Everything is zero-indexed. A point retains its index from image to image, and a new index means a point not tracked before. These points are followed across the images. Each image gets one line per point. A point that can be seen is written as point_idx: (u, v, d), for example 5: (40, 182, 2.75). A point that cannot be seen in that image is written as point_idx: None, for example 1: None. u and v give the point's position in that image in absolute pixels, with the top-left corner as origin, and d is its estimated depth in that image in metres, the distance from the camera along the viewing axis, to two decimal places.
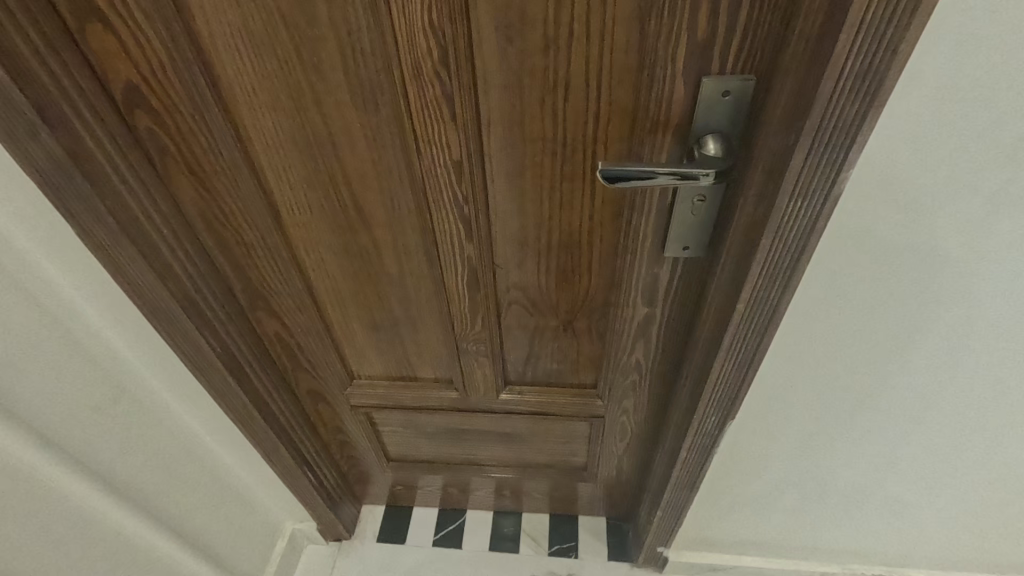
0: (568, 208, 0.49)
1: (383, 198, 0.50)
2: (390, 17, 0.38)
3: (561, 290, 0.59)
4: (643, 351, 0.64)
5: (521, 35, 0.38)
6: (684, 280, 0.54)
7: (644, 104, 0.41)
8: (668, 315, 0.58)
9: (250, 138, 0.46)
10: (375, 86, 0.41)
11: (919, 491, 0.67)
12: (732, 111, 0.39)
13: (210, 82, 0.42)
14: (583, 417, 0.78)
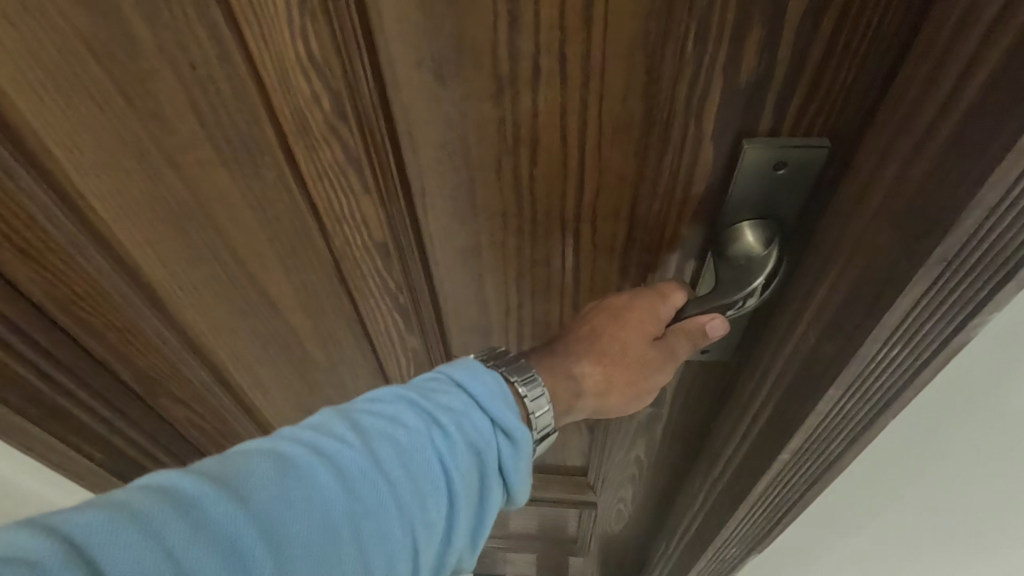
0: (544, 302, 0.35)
1: (294, 281, 0.36)
2: (246, 46, 0.24)
3: None
4: (649, 448, 0.51)
5: (457, 74, 0.24)
6: (700, 384, 0.40)
7: (651, 174, 0.27)
8: (677, 416, 0.45)
9: (91, 206, 0.32)
10: (251, 144, 0.28)
11: None
12: (788, 191, 0.25)
13: (10, 136, 0.28)
14: (570, 501, 0.65)
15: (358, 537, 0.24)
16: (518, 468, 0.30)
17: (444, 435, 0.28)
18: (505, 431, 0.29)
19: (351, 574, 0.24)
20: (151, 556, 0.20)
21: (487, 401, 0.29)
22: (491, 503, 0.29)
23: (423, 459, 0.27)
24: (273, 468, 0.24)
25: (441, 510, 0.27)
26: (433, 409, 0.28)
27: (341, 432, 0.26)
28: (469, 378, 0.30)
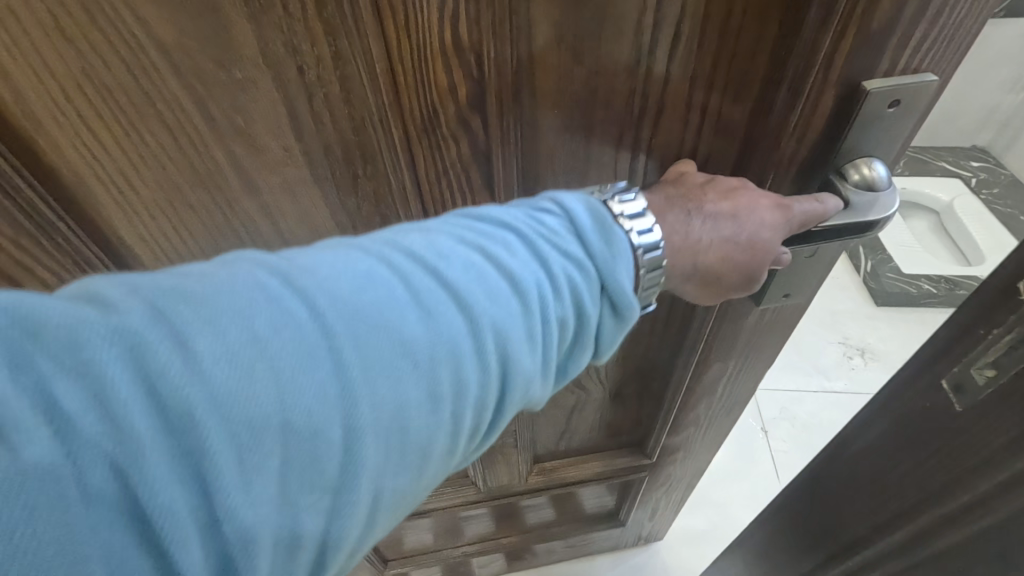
0: None
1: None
2: (383, 41, 0.22)
3: (611, 362, 0.48)
4: (706, 405, 0.53)
5: (597, 46, 0.23)
6: (770, 327, 0.43)
7: (762, 129, 0.27)
8: (741, 366, 0.47)
9: (136, 257, 0.27)
10: (354, 151, 0.25)
11: None
12: (894, 127, 0.26)
13: (40, 181, 0.23)
14: (619, 475, 0.65)
15: (457, 370, 0.19)
16: (615, 333, 0.23)
17: (552, 286, 0.21)
18: (622, 304, 0.22)
19: (442, 413, 0.19)
20: (236, 334, 0.16)
21: (609, 252, 0.22)
22: (577, 363, 0.23)
23: (524, 295, 0.20)
24: (370, 275, 0.18)
25: (543, 363, 0.21)
26: (546, 253, 0.21)
27: (442, 271, 0.19)
28: (585, 212, 0.22)
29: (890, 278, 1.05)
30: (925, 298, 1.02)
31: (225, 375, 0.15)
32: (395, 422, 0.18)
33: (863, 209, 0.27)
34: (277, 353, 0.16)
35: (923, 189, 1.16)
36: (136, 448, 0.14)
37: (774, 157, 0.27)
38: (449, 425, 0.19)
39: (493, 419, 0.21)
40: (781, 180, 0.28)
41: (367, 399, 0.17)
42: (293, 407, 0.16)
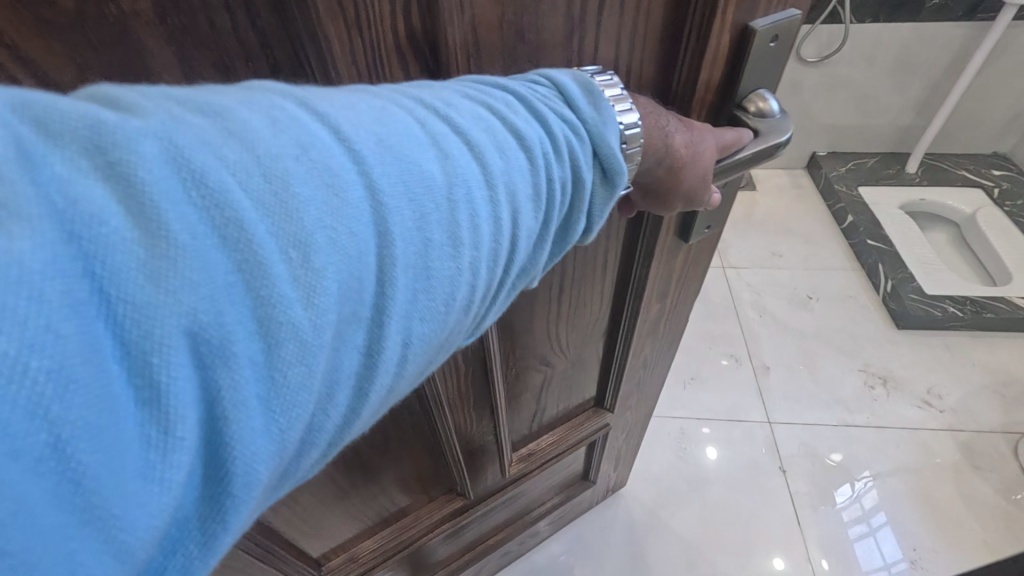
0: (592, 251, 0.57)
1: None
2: (336, 49, 0.32)
3: (571, 334, 0.70)
4: (650, 340, 0.78)
5: (524, 24, 0.35)
6: (687, 258, 0.66)
7: (691, 63, 0.40)
8: (672, 302, 0.73)
9: None
10: None
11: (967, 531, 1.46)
12: (764, 66, 0.42)
13: None
14: (574, 443, 0.94)
15: (453, 205, 0.29)
16: (606, 200, 0.36)
17: (555, 147, 0.32)
18: (610, 162, 0.34)
19: (447, 245, 0.29)
20: (270, 165, 0.25)
21: (600, 115, 0.34)
22: (577, 227, 0.36)
23: (529, 153, 0.32)
24: (403, 128, 0.28)
25: (531, 218, 0.32)
26: (545, 110, 0.33)
27: (452, 115, 0.30)
28: (579, 90, 0.34)
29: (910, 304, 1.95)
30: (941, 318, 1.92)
31: (255, 185, 0.24)
32: (415, 238, 0.28)
33: (765, 124, 0.43)
34: (325, 180, 0.26)
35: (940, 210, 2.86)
36: (176, 227, 0.22)
37: (693, 101, 0.42)
38: (450, 258, 0.29)
39: (488, 267, 0.31)
40: (704, 98, 0.42)
41: (397, 219, 0.27)
42: (330, 225, 0.25)
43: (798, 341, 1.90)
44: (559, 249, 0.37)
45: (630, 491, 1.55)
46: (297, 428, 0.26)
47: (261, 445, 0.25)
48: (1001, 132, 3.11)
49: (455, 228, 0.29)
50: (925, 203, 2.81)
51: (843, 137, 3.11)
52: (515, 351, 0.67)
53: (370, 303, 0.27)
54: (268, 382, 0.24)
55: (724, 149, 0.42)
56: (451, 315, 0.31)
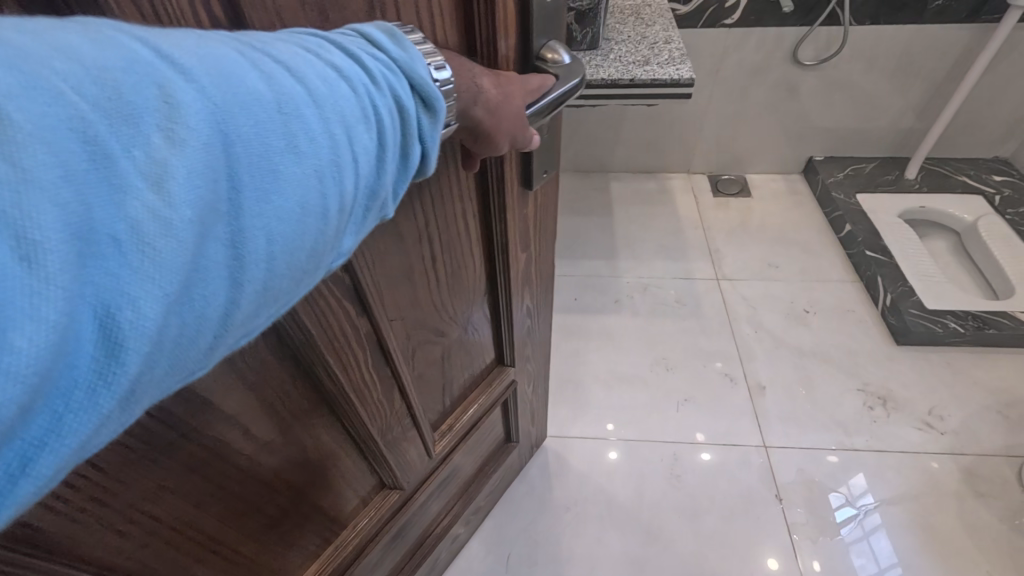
0: (452, 222, 0.84)
1: (274, 334, 0.67)
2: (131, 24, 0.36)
3: (458, 295, 0.98)
4: (528, 290, 1.16)
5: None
6: (525, 216, 0.98)
7: (490, 26, 0.58)
8: (529, 254, 1.08)
9: None
10: None
11: (909, 509, 1.95)
12: (543, 30, 0.64)
13: None
14: (485, 386, 1.29)
15: (287, 119, 0.32)
16: (433, 126, 0.42)
17: (372, 78, 0.38)
18: (427, 91, 0.41)
19: (291, 151, 0.32)
20: (100, 71, 0.26)
21: (407, 55, 0.40)
22: (412, 153, 0.41)
23: (349, 81, 0.36)
24: (223, 53, 0.31)
25: (367, 139, 0.37)
26: (359, 52, 0.38)
27: (270, 50, 0.34)
28: (382, 36, 0.41)
29: (910, 318, 2.39)
30: (953, 336, 2.37)
31: (93, 84, 0.25)
32: (255, 144, 0.30)
33: (562, 69, 0.65)
34: (162, 86, 0.27)
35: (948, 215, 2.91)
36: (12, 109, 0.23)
37: (499, 60, 0.61)
38: (294, 165, 0.32)
39: (337, 176, 0.35)
40: (509, 51, 0.62)
41: (233, 126, 0.29)
42: (177, 121, 0.27)
43: (792, 358, 2.41)
44: (400, 173, 0.42)
45: (571, 460, 2.13)
46: (171, 307, 0.27)
47: (147, 302, 0.26)
48: (1001, 139, 3.13)
49: (293, 137, 0.32)
50: (921, 211, 2.92)
51: (841, 140, 3.15)
52: (411, 330, 0.92)
53: (225, 194, 0.29)
54: (138, 253, 0.26)
55: (538, 89, 0.62)
56: (310, 218, 0.34)
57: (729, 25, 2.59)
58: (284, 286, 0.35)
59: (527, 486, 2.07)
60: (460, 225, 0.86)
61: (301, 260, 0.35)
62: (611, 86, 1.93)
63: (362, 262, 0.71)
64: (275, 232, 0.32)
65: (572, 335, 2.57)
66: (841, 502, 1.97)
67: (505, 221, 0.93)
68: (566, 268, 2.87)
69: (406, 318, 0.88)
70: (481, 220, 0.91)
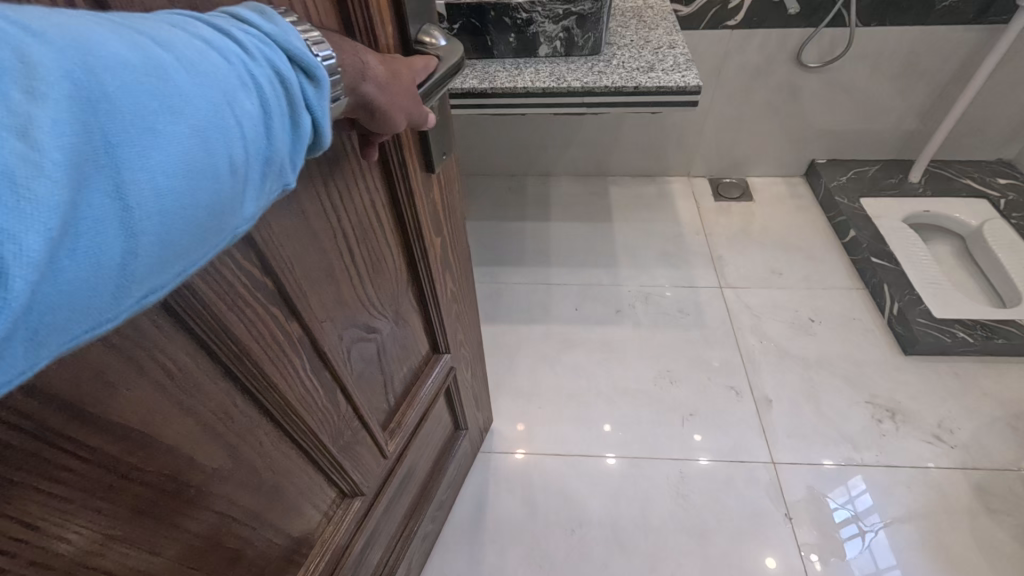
0: (365, 214, 0.83)
1: (205, 354, 0.61)
2: None
3: (385, 287, 0.98)
4: (447, 272, 1.21)
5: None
6: (433, 198, 1.01)
7: (366, 12, 0.64)
8: (441, 238, 1.12)
9: None
10: None
11: (921, 523, 1.91)
12: (417, 18, 0.73)
13: None
14: (426, 374, 1.31)
15: (157, 80, 0.31)
16: (318, 96, 0.41)
17: (246, 51, 0.37)
18: (307, 61, 0.40)
19: (168, 107, 0.31)
20: None
21: (279, 29, 0.39)
22: (302, 124, 0.40)
23: (221, 53, 0.35)
24: (78, 24, 0.30)
25: (251, 104, 0.36)
26: (226, 26, 0.37)
27: (129, 24, 0.33)
28: (252, 14, 0.40)
29: (918, 325, 2.36)
30: (963, 344, 2.32)
31: None
32: (126, 101, 0.29)
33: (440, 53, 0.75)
34: (14, 45, 0.26)
35: (956, 219, 2.84)
36: None
37: (381, 44, 0.69)
38: (174, 120, 0.31)
39: (224, 134, 0.34)
40: (389, 35, 0.69)
41: (98, 84, 0.28)
42: (33, 76, 0.26)
43: (799, 370, 2.35)
44: (295, 145, 0.40)
45: (542, 458, 2.13)
46: (54, 248, 0.25)
47: (31, 237, 0.24)
48: (1005, 141, 3.09)
49: (166, 100, 0.31)
50: (925, 216, 2.87)
51: (844, 143, 3.09)
52: (343, 330, 0.88)
53: (100, 148, 0.28)
54: (15, 193, 0.24)
55: (424, 71, 0.71)
56: (200, 175, 0.32)
57: (732, 27, 2.52)
58: (185, 243, 0.33)
59: (501, 491, 2.06)
60: (371, 216, 0.85)
61: (198, 218, 0.33)
62: (614, 93, 1.86)
63: (280, 265, 0.67)
64: (164, 184, 0.30)
65: (573, 347, 2.51)
66: (840, 502, 1.97)
67: (413, 207, 0.94)
68: (565, 277, 2.79)
69: (336, 319, 0.84)
70: (392, 210, 0.91)
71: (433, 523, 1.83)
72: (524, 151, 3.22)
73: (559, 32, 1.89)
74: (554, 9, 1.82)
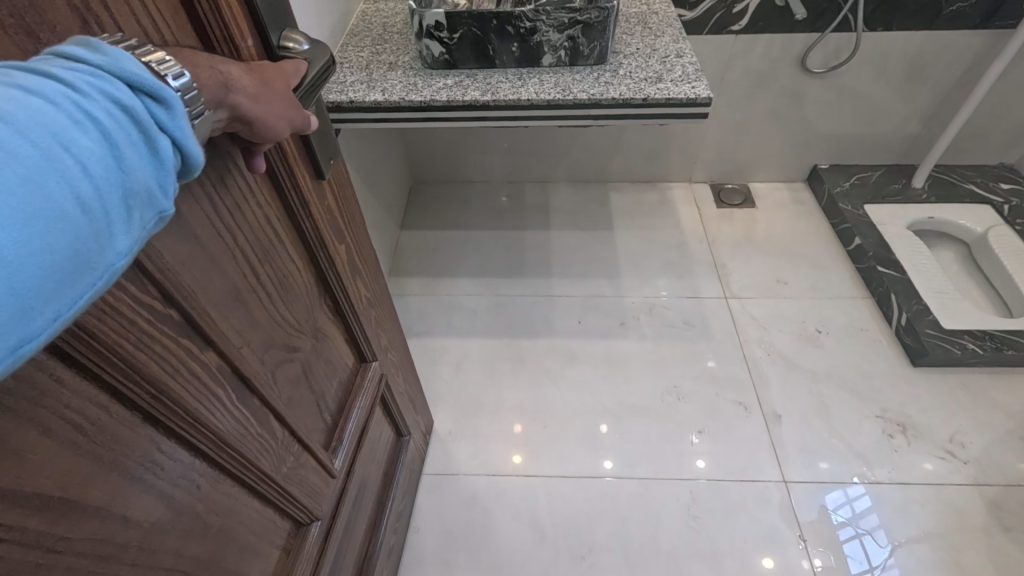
0: (262, 231, 0.85)
1: (120, 401, 0.62)
2: None
3: (301, 303, 1.00)
4: (358, 278, 1.22)
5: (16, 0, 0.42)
6: (328, 203, 1.04)
7: (215, 24, 0.61)
8: (348, 244, 1.14)
9: None
10: None
11: (935, 538, 1.90)
12: (274, 22, 0.71)
13: None
14: (359, 384, 1.33)
15: None
16: (169, 115, 0.41)
17: (72, 86, 0.36)
18: (152, 84, 0.40)
19: None
20: None
21: (111, 58, 0.39)
22: (161, 145, 0.40)
23: (45, 95, 0.35)
24: None
25: (90, 139, 0.35)
26: (46, 64, 0.36)
27: None
28: (78, 46, 0.39)
29: (930, 336, 2.32)
30: (974, 354, 2.29)
31: None
32: None
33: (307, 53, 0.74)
34: None
35: (962, 223, 2.81)
36: None
37: (243, 54, 0.67)
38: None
39: (64, 173, 0.34)
40: (246, 43, 0.67)
41: None
42: None
43: (808, 384, 2.31)
44: (159, 171, 0.40)
45: (515, 466, 2.11)
46: None
47: None
48: (1008, 145, 3.05)
49: None
50: (931, 221, 2.83)
51: (845, 148, 3.04)
52: (263, 353, 0.89)
53: None
54: None
55: (294, 77, 0.70)
56: (49, 220, 0.33)
57: (737, 32, 2.44)
58: (50, 287, 0.33)
59: (479, 504, 2.03)
60: (269, 233, 0.86)
61: (58, 262, 0.33)
62: (621, 105, 1.80)
63: (184, 293, 0.69)
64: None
65: (577, 362, 2.43)
66: (836, 507, 1.97)
67: (310, 216, 0.96)
68: (568, 289, 2.72)
69: (254, 343, 0.86)
70: (291, 224, 0.93)
71: (396, 533, 1.82)
72: (521, 156, 3.14)
73: (564, 41, 1.82)
74: (559, 18, 1.75)
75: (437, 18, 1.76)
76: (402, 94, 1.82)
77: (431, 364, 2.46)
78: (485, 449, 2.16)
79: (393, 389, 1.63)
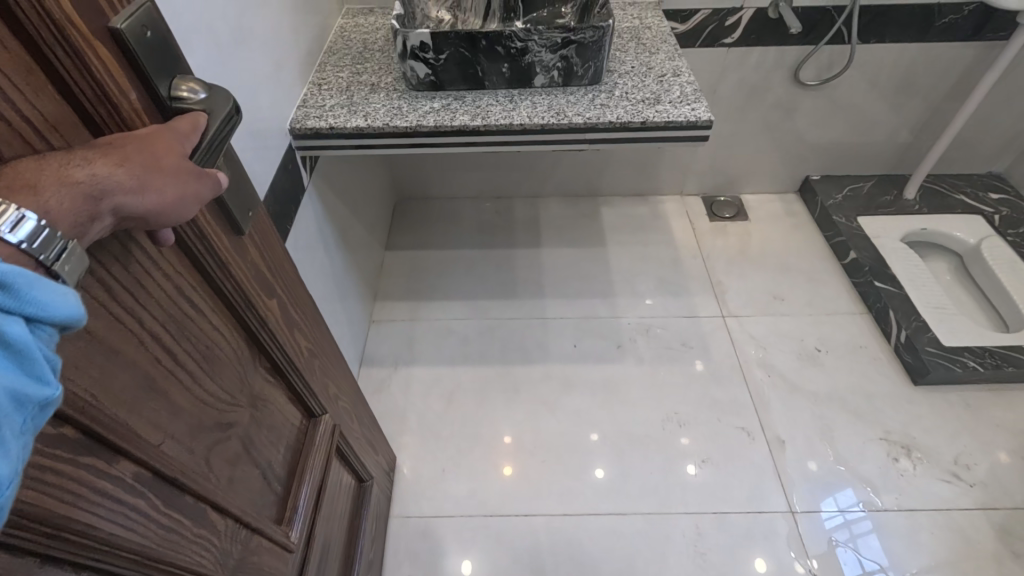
0: (177, 308, 0.73)
1: (11, 553, 0.51)
2: None
3: (231, 375, 0.88)
4: (296, 331, 1.10)
5: None
6: (253, 256, 0.91)
7: (85, 88, 0.49)
8: (280, 296, 1.02)
9: None
10: None
11: (944, 566, 1.85)
12: (160, 68, 0.59)
13: None
14: (312, 443, 1.21)
15: None
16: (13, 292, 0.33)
17: None
18: None
19: None
20: None
21: None
22: (14, 334, 0.33)
23: None
24: None
25: None
26: None
27: None
28: None
29: (928, 354, 2.28)
30: (975, 371, 2.25)
31: None
32: None
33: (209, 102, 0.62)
34: None
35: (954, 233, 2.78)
36: None
37: (127, 115, 0.55)
38: None
39: None
40: (130, 99, 0.55)
41: None
42: None
43: (810, 406, 2.25)
44: (20, 364, 0.33)
45: (502, 505, 2.01)
46: None
47: None
48: (997, 154, 3.04)
49: None
50: (924, 233, 2.81)
51: (836, 159, 3.00)
52: (188, 443, 0.78)
53: None
54: None
55: (191, 137, 0.58)
56: None
57: (729, 45, 2.37)
58: None
59: (471, 548, 1.92)
60: (184, 309, 0.75)
61: None
62: (618, 130, 1.71)
63: (81, 404, 0.57)
64: None
65: (575, 389, 2.34)
66: (836, 535, 1.91)
67: (232, 278, 0.84)
68: (564, 310, 2.62)
69: (176, 434, 0.75)
70: (211, 289, 0.81)
71: None
72: (509, 170, 3.03)
73: (558, 61, 1.72)
74: (552, 38, 1.65)
75: (422, 39, 1.64)
76: (386, 119, 1.70)
77: (414, 395, 2.34)
78: (478, 486, 2.06)
79: (350, 436, 1.50)
